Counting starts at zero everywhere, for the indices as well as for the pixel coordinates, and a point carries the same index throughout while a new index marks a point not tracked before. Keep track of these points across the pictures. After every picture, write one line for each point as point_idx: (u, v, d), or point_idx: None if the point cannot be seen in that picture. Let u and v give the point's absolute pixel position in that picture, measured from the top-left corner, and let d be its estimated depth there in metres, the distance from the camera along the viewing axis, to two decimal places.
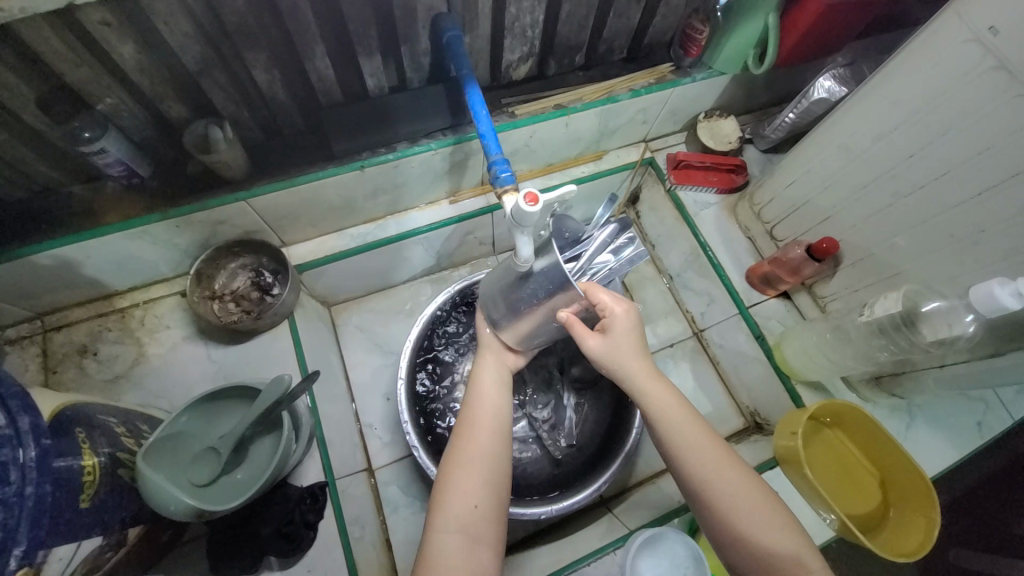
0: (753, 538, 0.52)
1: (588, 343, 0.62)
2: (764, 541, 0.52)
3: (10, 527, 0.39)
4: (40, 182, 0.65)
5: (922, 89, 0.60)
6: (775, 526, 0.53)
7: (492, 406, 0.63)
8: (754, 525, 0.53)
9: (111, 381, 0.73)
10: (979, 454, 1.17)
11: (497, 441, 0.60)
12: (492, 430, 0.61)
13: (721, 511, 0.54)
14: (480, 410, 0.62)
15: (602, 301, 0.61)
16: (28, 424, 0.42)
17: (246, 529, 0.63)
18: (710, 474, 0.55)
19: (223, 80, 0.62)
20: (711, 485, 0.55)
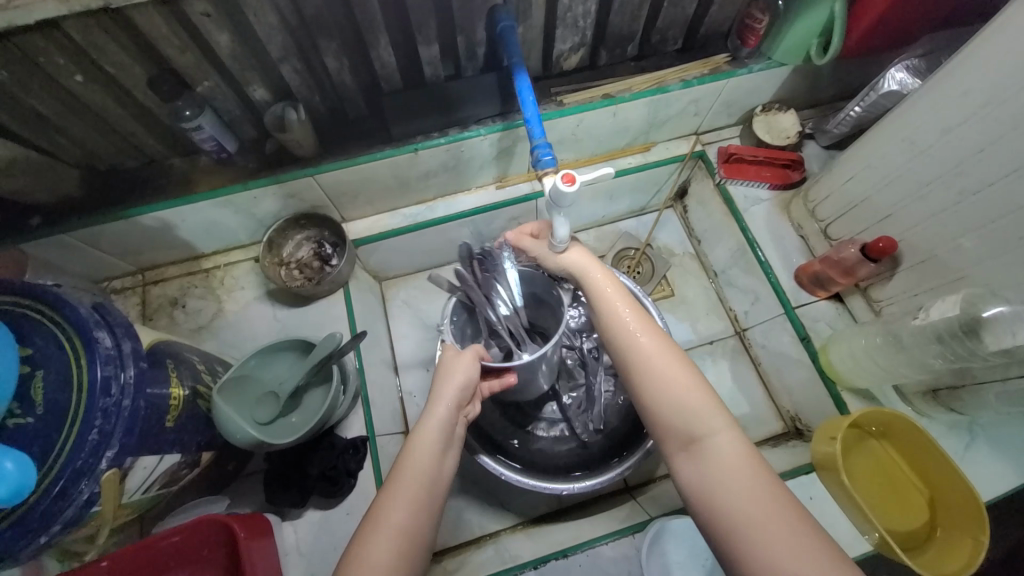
0: (663, 386, 0.53)
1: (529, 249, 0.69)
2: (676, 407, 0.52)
3: (107, 432, 0.47)
4: (150, 154, 0.76)
5: (999, 78, 0.56)
6: (678, 379, 0.53)
7: (415, 489, 0.52)
8: (667, 387, 0.53)
9: (194, 330, 0.84)
10: None
11: (416, 534, 0.50)
12: (416, 519, 0.51)
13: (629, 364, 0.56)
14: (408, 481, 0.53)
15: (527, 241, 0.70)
16: (129, 348, 0.50)
17: (298, 468, 0.71)
18: (617, 326, 0.58)
19: (299, 67, 0.69)
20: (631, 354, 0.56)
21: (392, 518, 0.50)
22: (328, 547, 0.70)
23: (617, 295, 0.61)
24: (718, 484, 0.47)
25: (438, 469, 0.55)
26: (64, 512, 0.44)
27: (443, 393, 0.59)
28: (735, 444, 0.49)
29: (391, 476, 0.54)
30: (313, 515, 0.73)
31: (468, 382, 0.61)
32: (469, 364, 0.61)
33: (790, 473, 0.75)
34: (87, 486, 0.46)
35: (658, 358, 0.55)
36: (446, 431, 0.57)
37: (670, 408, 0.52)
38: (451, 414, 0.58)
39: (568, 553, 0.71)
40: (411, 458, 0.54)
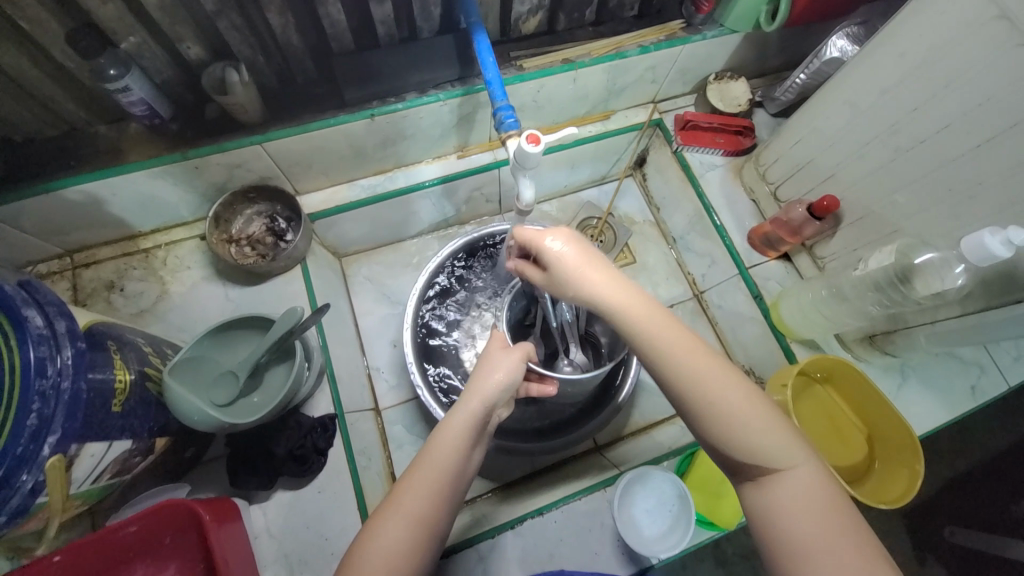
0: (730, 428, 0.46)
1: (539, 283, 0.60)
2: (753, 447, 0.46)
3: (46, 417, 0.43)
4: (69, 120, 0.69)
5: (928, 40, 0.60)
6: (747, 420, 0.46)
7: (435, 484, 0.51)
8: (729, 426, 0.46)
9: (136, 315, 0.78)
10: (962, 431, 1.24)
11: (431, 526, 0.50)
12: (425, 519, 0.50)
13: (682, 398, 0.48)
14: (423, 478, 0.51)
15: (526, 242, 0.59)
16: (64, 327, 0.46)
17: (263, 449, 0.69)
18: (674, 364, 0.48)
19: (239, 23, 0.64)
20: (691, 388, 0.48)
21: (409, 507, 0.50)
22: (301, 526, 0.69)
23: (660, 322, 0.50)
24: (787, 528, 0.43)
25: (464, 466, 0.53)
26: (9, 502, 0.41)
27: (480, 387, 0.56)
28: (808, 481, 0.45)
29: (413, 469, 0.52)
30: (283, 497, 0.70)
31: (510, 380, 0.58)
32: (518, 364, 0.59)
33: None
34: (29, 476, 0.42)
35: (723, 393, 0.47)
36: (479, 427, 0.54)
37: (737, 446, 0.46)
38: (483, 410, 0.55)
39: (544, 510, 0.73)
40: (431, 454, 0.52)
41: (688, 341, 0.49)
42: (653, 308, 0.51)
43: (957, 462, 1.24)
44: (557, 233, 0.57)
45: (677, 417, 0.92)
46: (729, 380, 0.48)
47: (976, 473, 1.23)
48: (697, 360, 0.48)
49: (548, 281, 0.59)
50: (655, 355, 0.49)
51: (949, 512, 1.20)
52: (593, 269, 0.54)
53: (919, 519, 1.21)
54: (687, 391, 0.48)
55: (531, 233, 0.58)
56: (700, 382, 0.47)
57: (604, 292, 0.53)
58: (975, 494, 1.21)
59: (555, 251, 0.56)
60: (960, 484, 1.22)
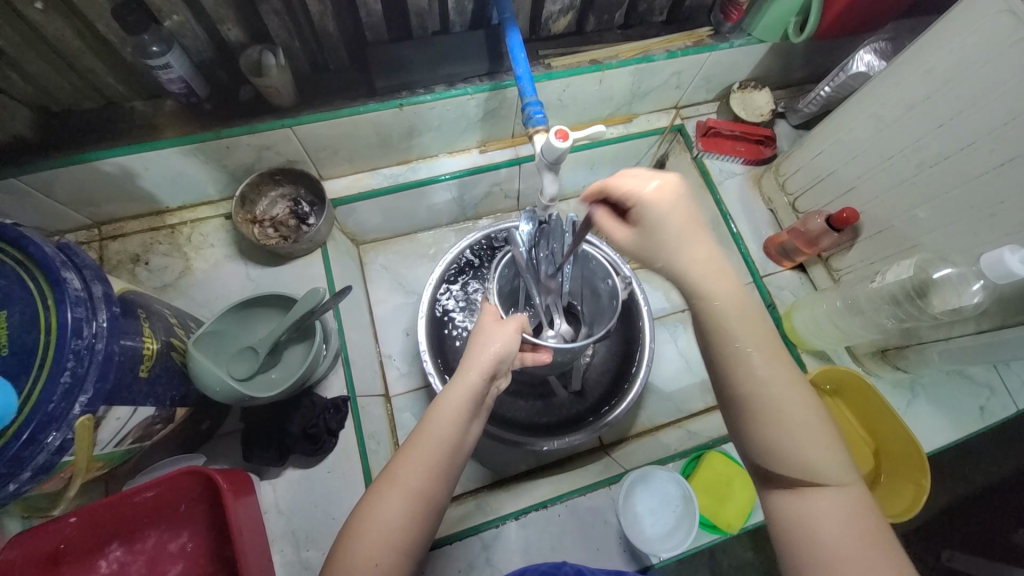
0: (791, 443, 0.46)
1: (619, 237, 0.56)
2: (805, 456, 0.45)
3: (79, 376, 0.45)
4: (108, 94, 0.71)
5: (956, 58, 0.60)
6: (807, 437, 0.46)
7: (433, 460, 0.51)
8: (793, 428, 0.46)
9: (160, 289, 0.80)
10: (962, 454, 1.25)
11: (427, 498, 0.51)
12: (421, 495, 0.50)
13: (746, 395, 0.47)
14: (422, 455, 0.51)
15: (624, 188, 0.53)
16: (100, 292, 0.48)
17: (277, 427, 0.70)
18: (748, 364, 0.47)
19: (279, 8, 0.66)
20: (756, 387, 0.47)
21: (406, 481, 0.50)
22: (309, 505, 0.70)
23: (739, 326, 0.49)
24: (829, 544, 0.42)
25: (463, 438, 0.54)
26: (36, 457, 0.43)
27: (475, 360, 0.57)
28: (856, 506, 0.44)
29: (411, 441, 0.53)
30: (292, 475, 0.71)
31: (505, 350, 0.59)
32: (511, 335, 0.60)
33: None
34: (57, 434, 0.44)
35: (786, 400, 0.46)
36: (478, 398, 0.56)
37: (790, 454, 0.45)
38: (481, 383, 0.56)
39: (547, 504, 0.73)
40: (432, 428, 0.53)
41: (766, 343, 0.48)
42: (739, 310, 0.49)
43: (959, 485, 1.23)
44: (663, 180, 0.52)
45: (684, 423, 0.92)
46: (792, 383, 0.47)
47: (976, 498, 1.22)
48: (777, 371, 0.47)
49: (631, 237, 0.55)
50: (728, 352, 0.48)
51: (947, 535, 1.20)
52: (694, 243, 0.52)
53: (917, 539, 1.20)
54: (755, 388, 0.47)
55: (632, 178, 0.53)
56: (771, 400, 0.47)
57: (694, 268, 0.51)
58: (973, 518, 1.21)
59: (659, 202, 0.52)
60: (960, 507, 1.22)
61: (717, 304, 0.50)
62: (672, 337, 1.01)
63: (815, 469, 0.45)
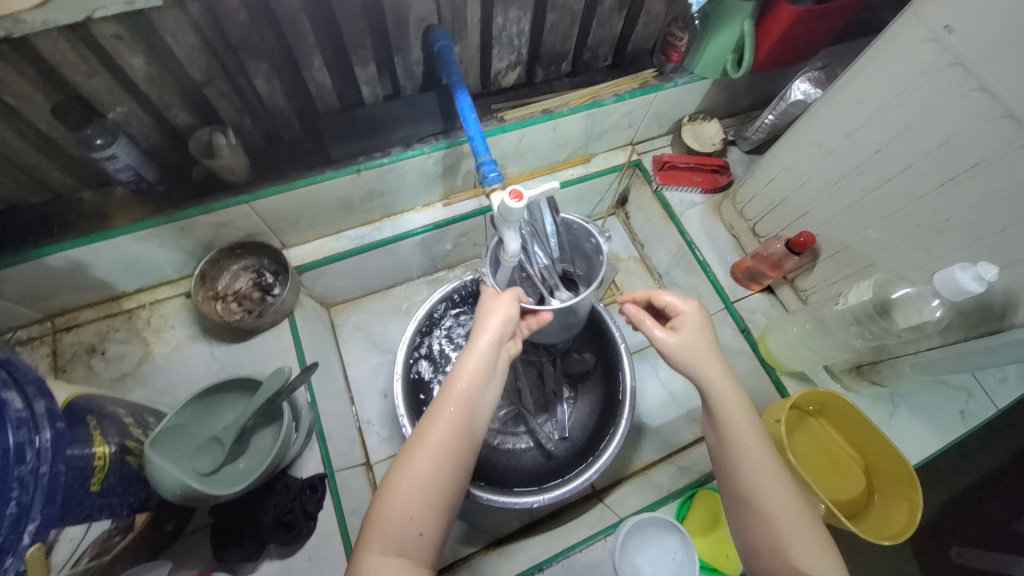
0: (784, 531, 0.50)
1: (652, 337, 0.61)
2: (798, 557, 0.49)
3: (25, 504, 0.41)
4: (54, 188, 0.69)
5: (885, 88, 0.64)
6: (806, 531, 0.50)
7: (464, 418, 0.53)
8: (788, 528, 0.51)
9: (118, 379, 0.76)
10: (955, 449, 1.25)
11: (459, 460, 0.51)
12: (452, 460, 0.51)
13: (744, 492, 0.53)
14: (447, 419, 0.52)
15: (669, 301, 0.63)
16: (43, 408, 0.44)
17: (249, 518, 0.66)
18: (749, 474, 0.53)
19: (227, 90, 0.66)
20: (766, 492, 0.52)
21: (435, 443, 0.50)
22: None
23: (755, 444, 0.54)
24: None
25: (483, 398, 0.54)
26: None
27: (484, 328, 0.57)
28: None
29: (436, 405, 0.53)
30: (270, 566, 0.67)
31: (506, 322, 0.58)
32: (509, 306, 0.59)
33: None
34: (14, 562, 0.40)
35: (786, 508, 0.51)
36: (492, 361, 0.56)
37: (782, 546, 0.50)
38: (492, 350, 0.56)
39: (544, 566, 0.71)
40: (455, 388, 0.53)
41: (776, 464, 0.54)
42: (751, 412, 0.56)
43: (955, 480, 1.23)
44: (696, 307, 0.62)
45: (674, 457, 0.91)
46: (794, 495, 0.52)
47: (975, 492, 1.22)
48: (781, 486, 0.52)
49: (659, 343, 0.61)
50: (739, 456, 0.54)
51: (952, 533, 1.19)
52: (713, 362, 0.58)
53: (923, 543, 1.19)
54: (755, 490, 0.53)
55: (677, 296, 0.63)
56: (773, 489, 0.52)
57: (711, 379, 0.57)
58: (975, 512, 1.20)
59: (693, 320, 0.61)
60: (961, 503, 1.21)
61: (729, 413, 0.55)
62: (653, 370, 1.00)
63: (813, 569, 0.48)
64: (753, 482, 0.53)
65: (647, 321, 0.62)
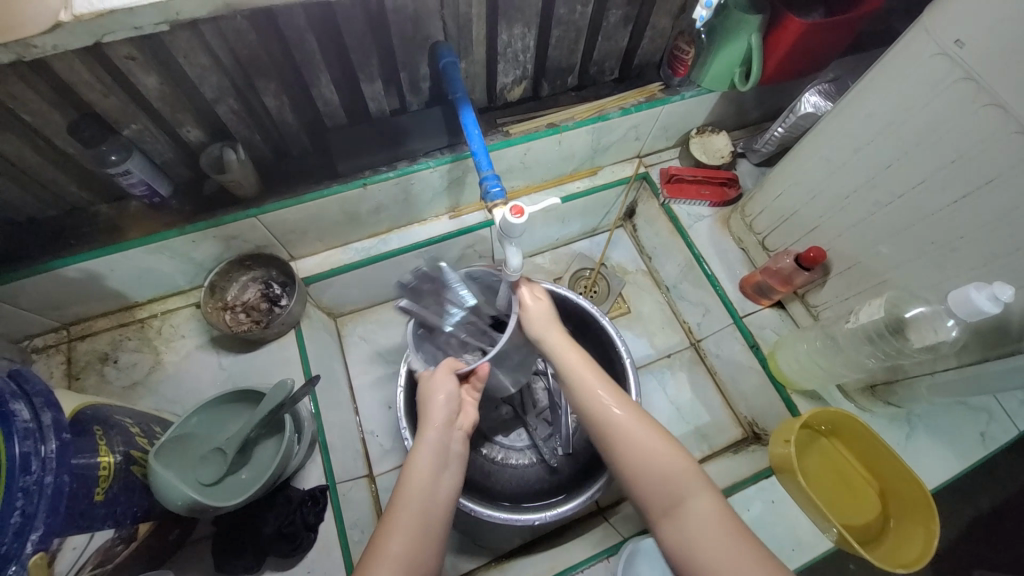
0: (639, 457, 0.56)
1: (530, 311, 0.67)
2: (656, 474, 0.55)
3: (29, 514, 0.42)
4: (72, 201, 0.71)
5: (895, 102, 0.62)
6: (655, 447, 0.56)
7: (416, 523, 0.54)
8: (643, 461, 0.55)
9: (128, 387, 0.78)
10: (979, 470, 1.20)
11: (419, 565, 0.52)
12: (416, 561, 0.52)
13: (604, 434, 0.58)
14: (405, 516, 0.54)
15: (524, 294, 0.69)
16: (50, 420, 0.45)
17: (251, 529, 0.66)
18: (599, 411, 0.59)
19: (237, 107, 0.67)
20: (616, 428, 0.58)
21: (392, 547, 0.52)
22: None
23: (599, 382, 0.61)
24: (704, 548, 0.50)
25: (435, 491, 0.57)
26: None
27: (431, 416, 0.63)
28: (717, 510, 0.52)
29: (391, 507, 0.56)
30: None
31: (450, 399, 0.64)
32: (446, 378, 0.65)
33: (751, 478, 0.77)
34: None
35: (637, 434, 0.57)
36: (441, 447, 0.61)
37: (642, 474, 0.55)
38: (439, 435, 0.61)
39: None
40: (407, 491, 0.56)
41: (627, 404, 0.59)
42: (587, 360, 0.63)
43: (979, 502, 1.18)
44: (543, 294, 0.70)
45: None
46: (647, 427, 0.58)
47: (1001, 514, 1.17)
48: (627, 416, 0.58)
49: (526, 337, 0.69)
50: (588, 405, 0.60)
51: (975, 557, 1.14)
52: (570, 352, 0.65)
53: (944, 568, 1.14)
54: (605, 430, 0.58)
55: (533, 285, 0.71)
56: (625, 426, 0.57)
57: (556, 343, 0.65)
58: (1000, 537, 1.15)
59: (532, 302, 0.68)
60: (986, 526, 1.16)
61: (573, 370, 0.62)
62: (661, 385, 0.99)
63: (676, 487, 0.54)
64: (608, 422, 0.58)
65: (517, 290, 0.69)
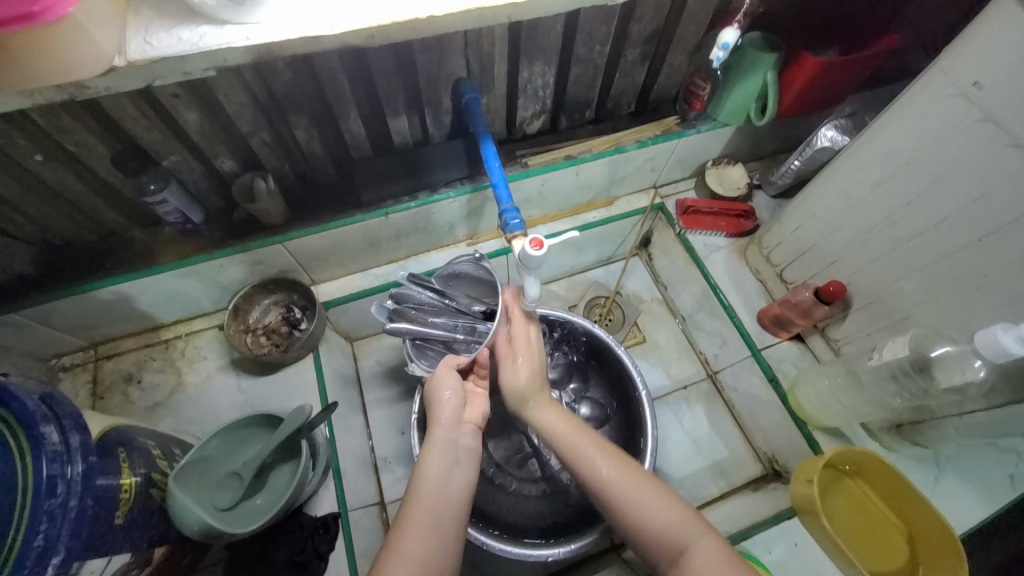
0: (639, 508, 0.57)
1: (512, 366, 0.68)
2: (653, 524, 0.56)
3: (52, 537, 0.43)
4: (109, 227, 0.74)
5: (914, 141, 0.62)
6: (653, 498, 0.57)
7: (428, 522, 0.56)
8: (643, 512, 0.56)
9: (150, 407, 0.80)
10: None
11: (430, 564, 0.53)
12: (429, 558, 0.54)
13: (603, 494, 0.59)
14: (417, 515, 0.56)
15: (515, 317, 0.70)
16: (78, 441, 0.46)
17: (262, 557, 0.67)
18: (594, 468, 0.60)
19: (270, 140, 0.71)
20: (612, 485, 0.59)
21: (406, 548, 0.53)
22: None
23: (591, 440, 0.62)
24: None
25: (445, 489, 0.58)
26: None
27: (438, 411, 0.65)
28: (716, 550, 0.53)
29: (406, 509, 0.57)
30: None
31: (458, 394, 0.66)
32: (448, 374, 0.66)
33: (773, 518, 0.75)
34: None
35: (632, 487, 0.58)
36: (451, 445, 0.62)
37: (642, 524, 0.56)
38: (448, 431, 0.63)
39: None
40: (421, 490, 0.58)
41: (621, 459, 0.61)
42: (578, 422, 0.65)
43: None
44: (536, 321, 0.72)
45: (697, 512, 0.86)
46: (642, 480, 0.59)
47: None
48: (620, 469, 0.60)
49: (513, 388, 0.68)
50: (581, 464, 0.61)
51: None
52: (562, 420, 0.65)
53: None
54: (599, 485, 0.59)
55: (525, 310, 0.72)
56: (613, 475, 0.59)
57: (542, 412, 0.66)
58: None
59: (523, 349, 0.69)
60: None
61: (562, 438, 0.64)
62: (677, 417, 0.97)
63: (677, 535, 0.55)
64: (603, 480, 0.59)
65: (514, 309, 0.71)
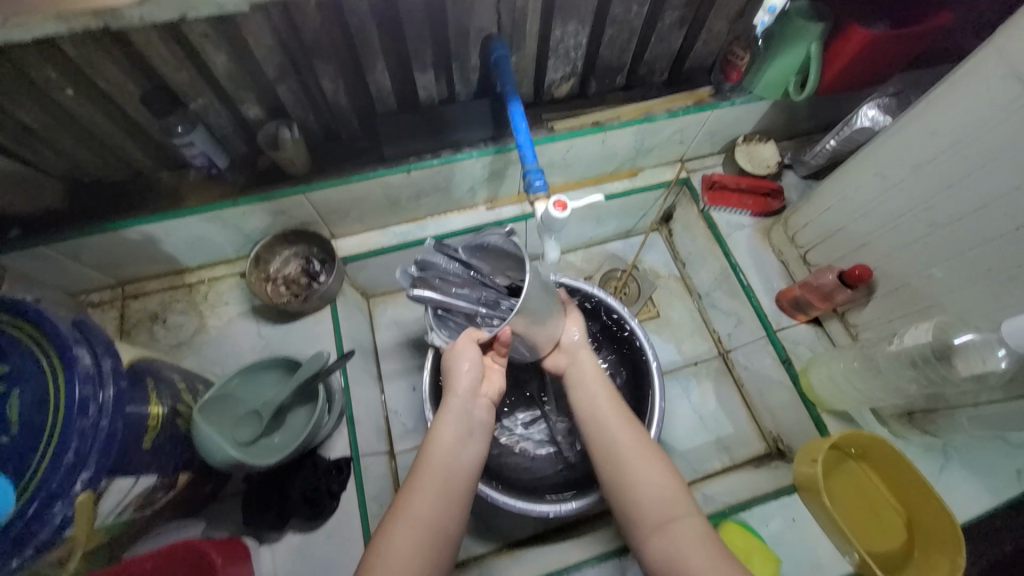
0: (637, 476, 0.62)
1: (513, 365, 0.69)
2: (645, 490, 0.61)
3: (83, 453, 0.45)
4: (137, 168, 0.76)
5: (961, 122, 0.60)
6: (653, 470, 0.63)
7: (439, 486, 0.58)
8: (640, 479, 0.62)
9: (175, 346, 0.83)
10: None
11: (437, 524, 0.56)
12: (443, 510, 0.57)
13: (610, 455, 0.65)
14: (432, 473, 0.59)
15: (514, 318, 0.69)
16: (109, 367, 0.48)
17: (278, 491, 0.70)
18: (605, 435, 0.66)
19: (296, 88, 0.70)
20: (620, 449, 0.65)
21: (422, 508, 0.56)
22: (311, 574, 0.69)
23: (608, 411, 0.68)
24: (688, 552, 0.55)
25: (457, 456, 0.61)
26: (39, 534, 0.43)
27: (455, 383, 0.65)
28: (701, 525, 0.58)
29: (419, 468, 0.60)
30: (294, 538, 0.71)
31: (476, 370, 0.66)
32: (469, 349, 0.66)
33: (773, 493, 0.75)
34: (60, 508, 0.44)
35: (636, 457, 0.64)
36: (465, 417, 0.64)
37: (635, 488, 0.62)
38: (462, 404, 0.64)
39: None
40: (433, 455, 0.60)
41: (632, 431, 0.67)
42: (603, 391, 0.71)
43: None
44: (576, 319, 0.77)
45: (697, 484, 0.88)
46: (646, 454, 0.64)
47: None
48: (627, 435, 0.66)
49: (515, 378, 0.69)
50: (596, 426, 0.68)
51: None
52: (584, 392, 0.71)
53: None
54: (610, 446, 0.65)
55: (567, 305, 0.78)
56: (622, 446, 0.65)
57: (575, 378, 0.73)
58: None
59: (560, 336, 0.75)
60: None
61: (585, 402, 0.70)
62: (685, 393, 0.98)
63: (667, 505, 0.60)
64: (614, 442, 0.65)
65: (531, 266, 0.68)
